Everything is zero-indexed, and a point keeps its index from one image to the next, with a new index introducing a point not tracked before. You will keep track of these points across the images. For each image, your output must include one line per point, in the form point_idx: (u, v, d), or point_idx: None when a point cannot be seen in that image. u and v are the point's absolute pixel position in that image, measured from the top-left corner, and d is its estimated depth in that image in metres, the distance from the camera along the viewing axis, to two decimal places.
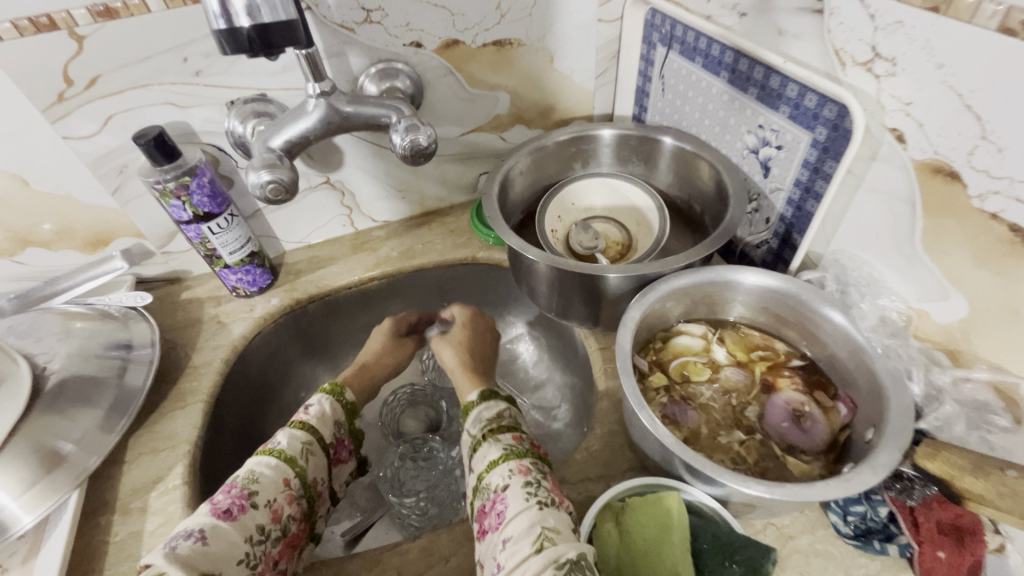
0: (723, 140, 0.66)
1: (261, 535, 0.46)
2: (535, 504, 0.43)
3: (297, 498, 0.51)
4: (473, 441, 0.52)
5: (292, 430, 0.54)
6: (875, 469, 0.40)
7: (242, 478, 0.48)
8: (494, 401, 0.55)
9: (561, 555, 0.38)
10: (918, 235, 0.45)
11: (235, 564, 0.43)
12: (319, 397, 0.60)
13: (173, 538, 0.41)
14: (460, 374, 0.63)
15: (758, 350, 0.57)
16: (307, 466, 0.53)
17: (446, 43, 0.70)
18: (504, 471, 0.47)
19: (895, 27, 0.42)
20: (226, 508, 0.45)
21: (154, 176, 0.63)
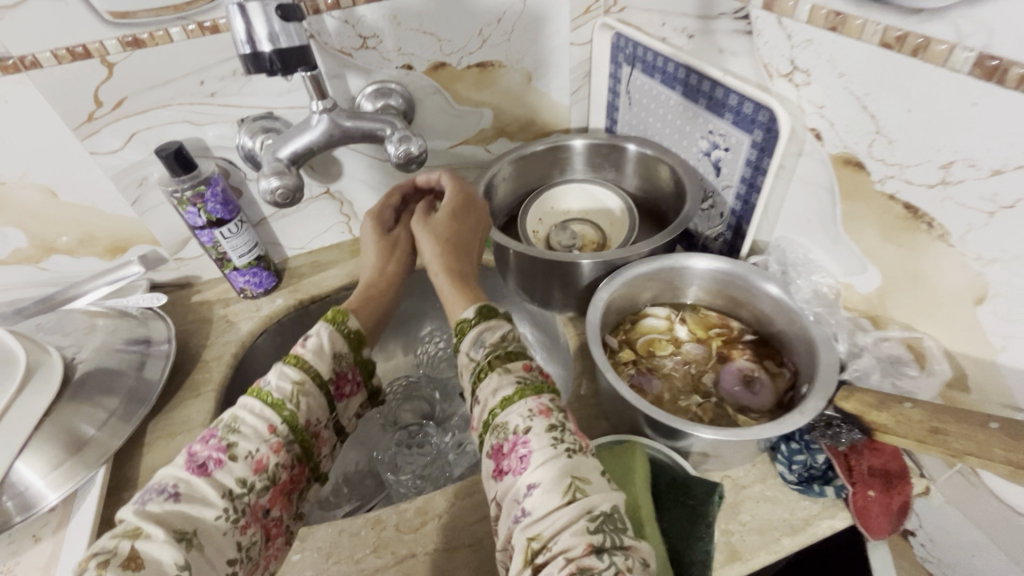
0: (681, 145, 0.74)
1: (243, 489, 0.47)
2: (563, 452, 0.42)
3: (286, 445, 0.51)
4: (479, 368, 0.49)
5: (284, 369, 0.53)
6: (803, 413, 0.47)
7: (224, 426, 0.49)
8: (497, 324, 0.53)
9: (594, 507, 0.40)
10: (839, 218, 0.53)
11: (213, 519, 0.45)
12: (319, 325, 0.57)
13: (148, 494, 0.44)
14: (447, 285, 0.59)
15: (715, 327, 0.64)
16: (298, 409, 0.52)
17: (434, 65, 0.79)
18: (523, 412, 0.45)
19: (806, 44, 0.50)
20: (201, 463, 0.47)
21: (173, 185, 0.71)
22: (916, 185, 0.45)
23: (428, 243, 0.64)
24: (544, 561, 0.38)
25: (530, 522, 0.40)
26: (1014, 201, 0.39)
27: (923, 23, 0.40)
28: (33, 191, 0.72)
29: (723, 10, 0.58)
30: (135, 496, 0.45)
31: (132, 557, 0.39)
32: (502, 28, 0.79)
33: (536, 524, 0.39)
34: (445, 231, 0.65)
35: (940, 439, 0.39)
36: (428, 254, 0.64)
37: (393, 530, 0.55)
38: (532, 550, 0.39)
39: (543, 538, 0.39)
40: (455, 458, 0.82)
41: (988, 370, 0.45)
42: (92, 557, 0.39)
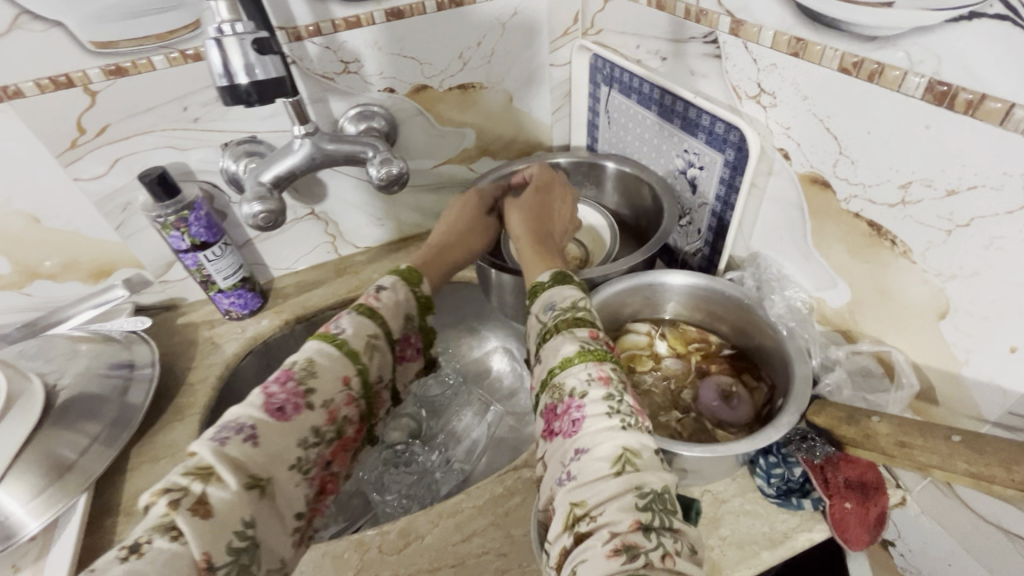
0: (659, 163, 0.76)
1: (315, 438, 0.52)
2: (617, 421, 0.44)
3: (356, 400, 0.56)
4: (545, 329, 0.53)
5: (360, 322, 0.58)
6: (777, 427, 0.48)
7: (301, 370, 0.52)
8: (569, 290, 0.56)
9: (643, 484, 0.40)
10: (809, 234, 0.55)
11: (286, 467, 0.49)
12: (392, 281, 0.63)
13: (226, 431, 0.47)
14: (527, 247, 0.66)
15: (694, 342, 0.65)
16: (369, 364, 0.58)
17: (416, 88, 0.80)
18: (584, 375, 0.47)
19: (771, 68, 0.52)
20: (279, 406, 0.50)
21: (156, 210, 0.71)
22: (878, 204, 0.46)
23: (516, 220, 0.71)
24: (587, 528, 0.40)
25: (575, 487, 0.42)
26: (969, 220, 0.40)
27: (877, 50, 0.42)
28: (16, 218, 0.72)
29: (692, 34, 0.60)
30: (212, 429, 0.47)
31: (201, 503, 0.42)
32: (482, 51, 0.81)
33: (582, 490, 0.41)
34: (532, 208, 0.72)
35: (906, 452, 0.40)
36: (514, 226, 0.70)
37: (377, 551, 0.55)
38: (575, 515, 0.41)
39: (588, 506, 0.41)
40: (441, 476, 0.83)
41: (953, 383, 0.46)
42: (165, 493, 0.42)
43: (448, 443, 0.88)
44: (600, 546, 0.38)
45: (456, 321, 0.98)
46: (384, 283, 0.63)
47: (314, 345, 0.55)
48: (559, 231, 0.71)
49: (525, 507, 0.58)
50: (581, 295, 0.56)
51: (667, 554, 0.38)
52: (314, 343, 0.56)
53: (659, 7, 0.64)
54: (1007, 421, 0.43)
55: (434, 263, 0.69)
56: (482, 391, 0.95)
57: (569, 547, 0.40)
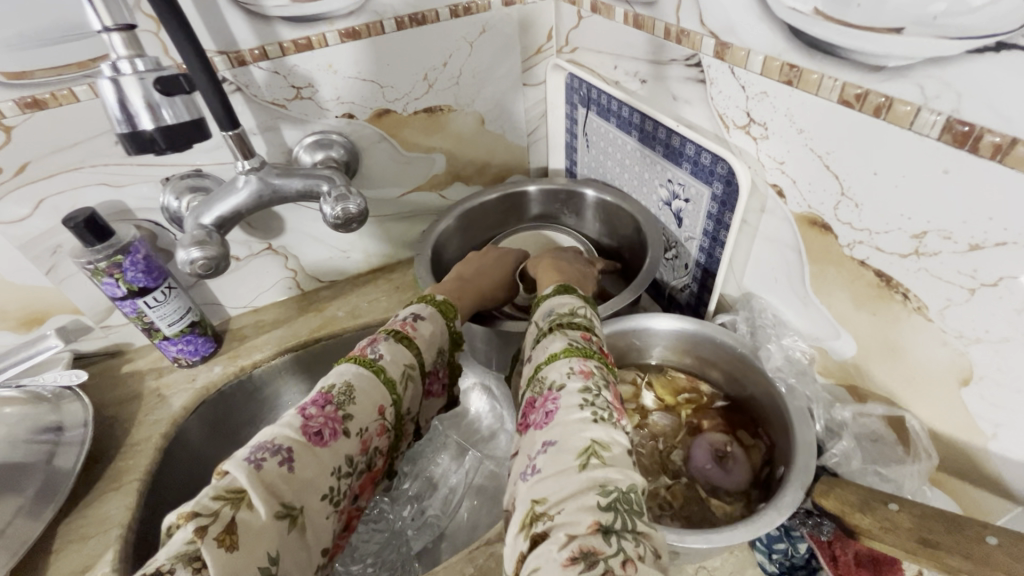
0: (641, 192, 0.70)
1: (349, 467, 0.45)
2: (590, 413, 0.39)
3: (389, 431, 0.49)
4: (538, 331, 0.49)
5: (398, 350, 0.51)
6: (780, 509, 0.42)
7: (340, 393, 0.46)
8: (572, 299, 0.52)
9: (608, 481, 0.35)
10: (807, 280, 0.49)
11: (318, 498, 0.43)
12: (430, 313, 0.56)
13: (261, 451, 0.41)
14: (547, 271, 0.62)
15: (684, 392, 0.59)
16: (404, 394, 0.50)
17: (378, 113, 0.74)
18: (565, 369, 0.43)
19: (762, 96, 0.46)
20: (317, 430, 0.44)
21: (86, 256, 0.64)
22: (886, 253, 0.41)
23: (538, 259, 0.67)
24: (544, 528, 0.34)
25: (538, 481, 0.37)
26: (996, 278, 0.34)
27: (883, 81, 0.36)
28: None
29: (674, 56, 0.55)
30: (245, 447, 0.41)
31: (228, 531, 0.36)
32: (448, 72, 0.75)
33: (543, 485, 0.36)
34: (554, 254, 0.68)
35: (933, 553, 0.34)
36: (533, 264, 0.66)
37: None
38: (534, 513, 0.35)
39: (547, 503, 0.35)
40: (413, 533, 0.76)
41: (977, 456, 0.40)
42: (192, 517, 0.36)
43: (422, 494, 0.81)
44: (556, 552, 0.32)
45: None
46: (418, 312, 0.55)
47: (350, 369, 0.48)
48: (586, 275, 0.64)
49: None
50: (582, 303, 0.51)
51: (629, 560, 0.32)
52: (349, 366, 0.48)
53: (637, 26, 0.59)
54: None
55: (464, 292, 0.62)
56: (459, 434, 0.88)
57: (524, 552, 0.34)
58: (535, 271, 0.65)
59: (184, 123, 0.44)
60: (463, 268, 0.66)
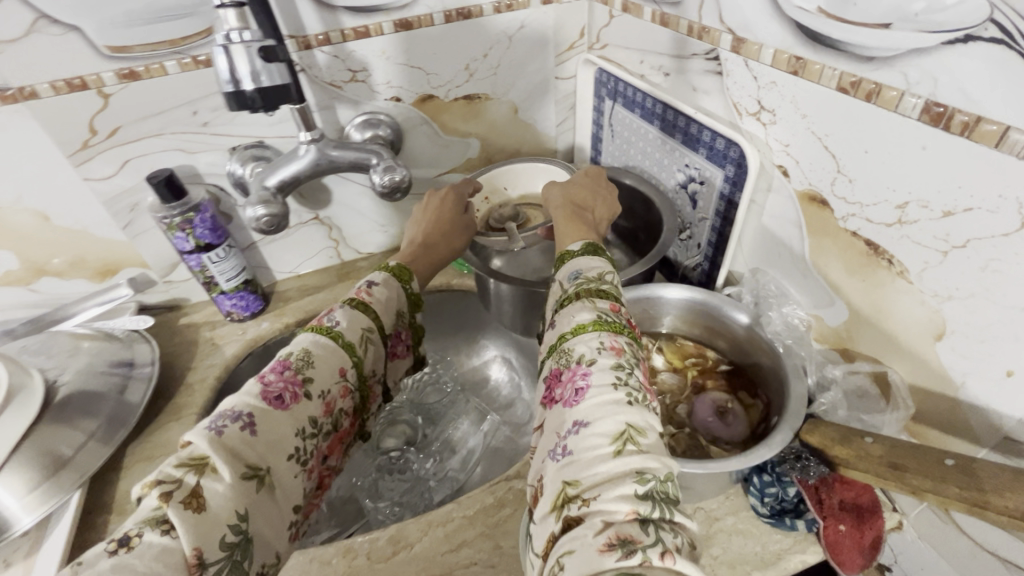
0: (660, 177, 0.76)
1: (313, 428, 0.52)
2: (622, 395, 0.41)
3: (352, 392, 0.56)
4: (564, 296, 0.51)
5: (354, 315, 0.57)
6: (770, 445, 0.48)
7: (298, 359, 0.52)
8: (598, 262, 0.54)
9: (645, 469, 0.37)
10: (807, 252, 0.55)
11: (284, 459, 0.48)
12: (383, 278, 0.63)
13: (222, 419, 0.46)
14: (563, 220, 0.63)
15: (691, 357, 0.65)
16: (364, 356, 0.57)
17: (422, 97, 0.81)
18: (594, 344, 0.45)
19: (771, 86, 0.52)
20: (278, 394, 0.49)
21: (162, 212, 0.72)
22: (875, 223, 0.46)
23: (555, 196, 0.67)
24: (578, 512, 0.36)
25: (568, 463, 0.39)
26: (964, 241, 0.40)
27: (875, 70, 0.42)
28: (26, 215, 0.73)
29: (695, 50, 0.61)
30: (206, 420, 0.46)
31: (194, 496, 0.41)
32: (488, 63, 0.82)
33: (576, 468, 0.38)
34: (575, 192, 0.68)
35: (899, 475, 0.40)
36: (551, 203, 0.67)
37: (366, 558, 0.55)
38: (566, 496, 0.37)
39: (581, 487, 0.37)
40: (435, 484, 0.82)
41: (948, 406, 0.45)
42: (156, 485, 0.40)
43: (444, 453, 0.87)
44: (592, 537, 0.34)
45: (455, 330, 0.99)
46: (374, 279, 0.62)
47: (307, 337, 0.55)
48: (599, 218, 0.67)
49: (516, 518, 0.57)
50: (609, 270, 0.53)
51: (667, 550, 0.33)
52: (307, 336, 0.55)
53: (663, 24, 0.65)
54: (1002, 446, 0.42)
55: (421, 255, 0.69)
56: (481, 400, 0.95)
57: (556, 532, 0.37)
58: (553, 215, 0.65)
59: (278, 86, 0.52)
60: (418, 229, 0.72)
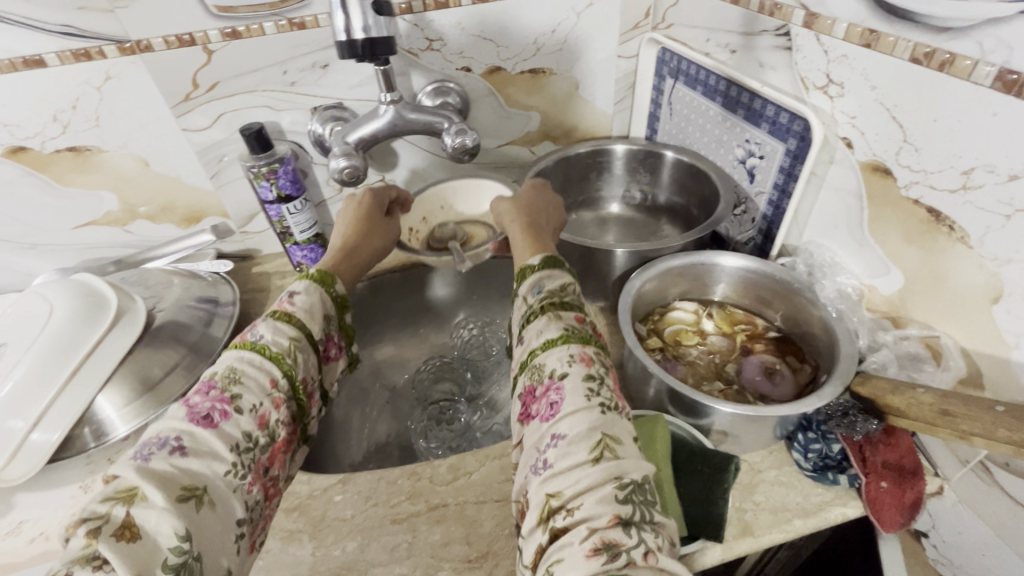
0: (718, 153, 0.78)
1: (248, 443, 0.47)
2: (597, 405, 0.42)
3: (286, 402, 0.51)
4: (530, 311, 0.51)
5: (278, 326, 0.53)
6: (820, 395, 0.51)
7: (224, 378, 0.48)
8: (559, 274, 0.53)
9: (622, 474, 0.38)
10: (866, 222, 0.57)
11: (222, 475, 0.44)
12: (304, 287, 0.58)
13: (147, 448, 0.43)
14: (519, 233, 0.62)
15: (741, 323, 0.68)
16: (295, 364, 0.53)
17: (490, 69, 0.85)
18: (565, 356, 0.45)
19: (842, 59, 0.54)
20: (205, 414, 0.46)
21: (250, 162, 0.79)
22: (938, 190, 0.48)
23: (507, 208, 0.66)
24: (563, 523, 0.37)
25: (549, 476, 0.40)
26: None
27: (949, 41, 0.44)
28: (129, 160, 0.81)
29: (765, 27, 0.63)
30: (134, 451, 0.43)
31: (126, 526, 0.38)
32: (555, 38, 0.85)
33: (557, 480, 0.39)
34: (527, 202, 0.67)
35: None
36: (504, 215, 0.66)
37: (428, 482, 0.60)
38: (550, 508, 0.38)
39: (563, 497, 0.38)
40: (482, 435, 0.86)
41: (1003, 369, 0.47)
42: (81, 523, 0.38)
43: (488, 410, 0.89)
44: (578, 544, 0.36)
45: (503, 296, 1.02)
46: (294, 289, 0.58)
47: (232, 355, 0.51)
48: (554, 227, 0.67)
49: None
50: (570, 281, 0.53)
51: (649, 551, 0.36)
52: (231, 353, 0.51)
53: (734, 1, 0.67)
54: None
55: (344, 261, 0.67)
56: None
57: (544, 544, 0.38)
58: (508, 228, 0.64)
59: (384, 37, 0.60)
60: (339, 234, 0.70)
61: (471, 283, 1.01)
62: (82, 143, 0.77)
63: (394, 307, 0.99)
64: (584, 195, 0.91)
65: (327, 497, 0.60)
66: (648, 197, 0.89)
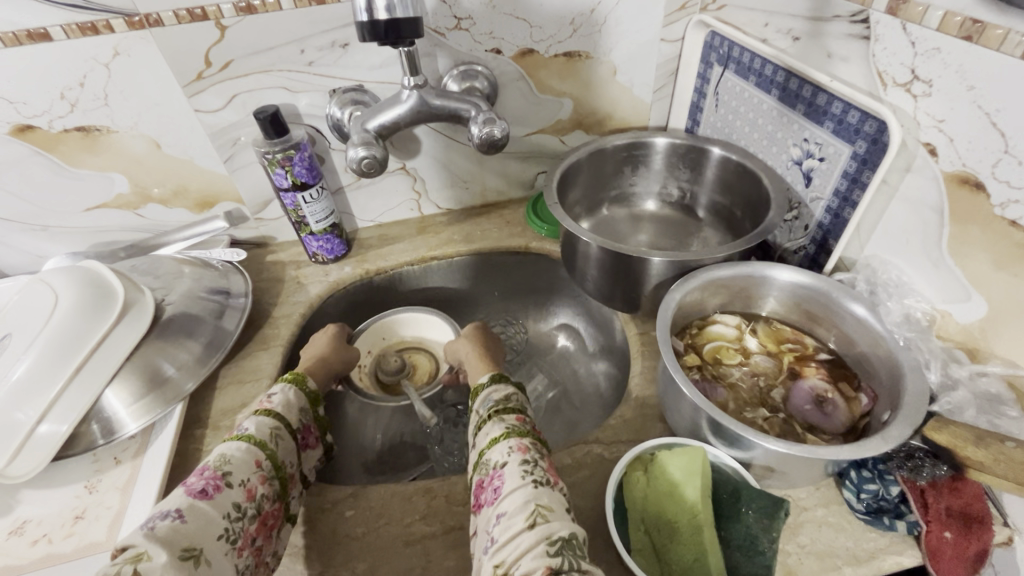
0: (769, 151, 0.71)
1: (237, 513, 0.49)
2: (530, 481, 0.46)
3: (270, 479, 0.53)
4: (479, 419, 0.55)
5: (262, 419, 0.57)
6: (886, 438, 0.45)
7: (216, 460, 0.51)
8: (505, 385, 0.59)
9: (552, 532, 0.42)
10: (945, 241, 0.50)
11: (216, 538, 0.46)
12: (280, 386, 0.63)
13: (151, 520, 0.45)
14: (474, 360, 0.72)
15: (788, 342, 0.62)
16: (277, 449, 0.56)
17: (522, 51, 0.78)
18: (504, 450, 0.49)
19: (932, 53, 0.47)
20: (201, 488, 0.48)
21: (265, 147, 0.74)
22: None
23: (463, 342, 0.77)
24: None
25: (497, 549, 0.43)
26: None
27: None
28: (140, 142, 0.77)
29: (838, 12, 0.55)
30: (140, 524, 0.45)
31: None
32: (594, 18, 0.77)
33: (501, 550, 0.42)
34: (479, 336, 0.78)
35: None
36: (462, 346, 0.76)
37: (444, 501, 0.57)
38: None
39: (505, 563, 0.41)
40: None
41: None
42: None
43: None
44: None
45: (526, 292, 0.97)
46: (271, 390, 0.62)
47: (223, 445, 0.54)
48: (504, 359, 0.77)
49: (593, 482, 0.56)
50: (515, 390, 0.59)
51: None
52: (222, 444, 0.54)
53: None
54: None
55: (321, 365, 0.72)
56: (548, 365, 0.94)
57: None
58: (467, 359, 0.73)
59: (409, 17, 0.54)
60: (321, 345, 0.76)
61: (493, 280, 0.96)
62: (91, 123, 0.74)
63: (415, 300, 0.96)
64: (616, 190, 0.85)
65: (339, 512, 0.57)
66: (687, 194, 0.83)
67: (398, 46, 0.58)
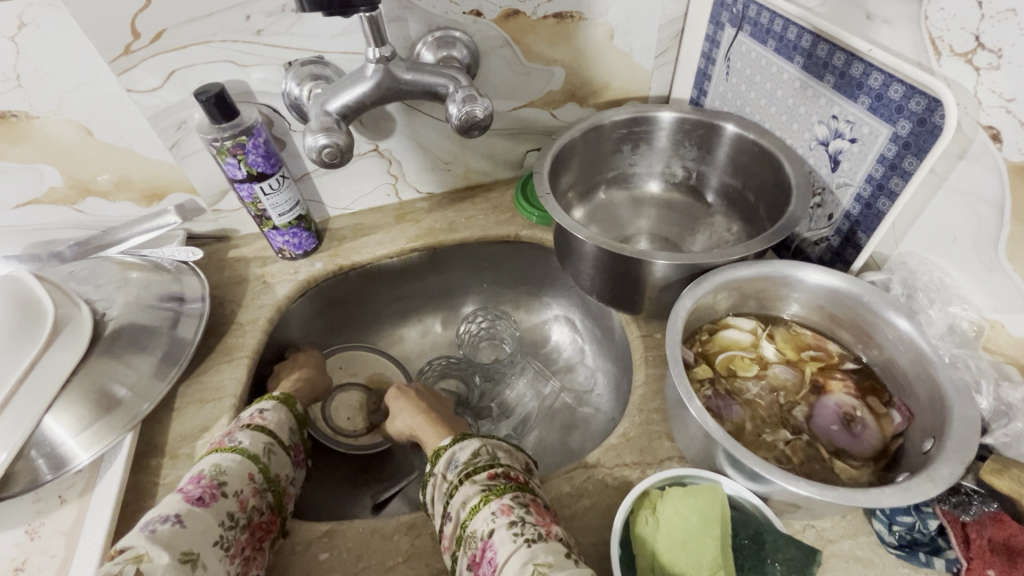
0: (790, 129, 0.62)
1: (230, 522, 0.47)
2: (523, 542, 0.42)
3: (262, 491, 0.52)
4: (450, 488, 0.49)
5: (255, 434, 0.56)
6: (935, 480, 0.39)
7: (212, 470, 0.50)
8: (469, 440, 0.53)
9: None
10: (1002, 243, 0.44)
11: (211, 544, 0.45)
12: (272, 403, 0.61)
13: (151, 522, 0.44)
14: (426, 426, 0.63)
15: (810, 350, 0.55)
16: (270, 464, 0.54)
17: (506, 13, 0.67)
18: (488, 516, 0.45)
19: (1006, 16, 0.39)
20: (198, 496, 0.47)
21: (212, 133, 0.64)
22: None
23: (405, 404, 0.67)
24: None
25: None
26: None
27: None
28: (68, 128, 0.66)
29: None
30: (137, 527, 0.44)
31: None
32: None
33: None
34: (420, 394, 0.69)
35: None
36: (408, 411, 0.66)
37: (430, 539, 0.51)
38: None
39: None
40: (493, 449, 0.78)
41: None
42: None
43: (499, 414, 0.84)
44: None
45: (517, 282, 0.89)
46: (263, 406, 0.60)
47: (213, 457, 0.52)
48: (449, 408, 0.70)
49: (595, 514, 0.50)
50: (481, 440, 0.53)
51: None
52: (212, 457, 0.52)
53: None
54: None
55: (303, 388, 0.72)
56: (539, 361, 0.89)
57: None
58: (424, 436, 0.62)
59: None
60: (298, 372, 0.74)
61: (481, 271, 0.88)
62: (5, 108, 0.63)
63: (395, 294, 0.88)
64: (615, 171, 0.76)
65: (312, 554, 0.51)
66: (693, 174, 0.74)
67: (348, 14, 0.49)
